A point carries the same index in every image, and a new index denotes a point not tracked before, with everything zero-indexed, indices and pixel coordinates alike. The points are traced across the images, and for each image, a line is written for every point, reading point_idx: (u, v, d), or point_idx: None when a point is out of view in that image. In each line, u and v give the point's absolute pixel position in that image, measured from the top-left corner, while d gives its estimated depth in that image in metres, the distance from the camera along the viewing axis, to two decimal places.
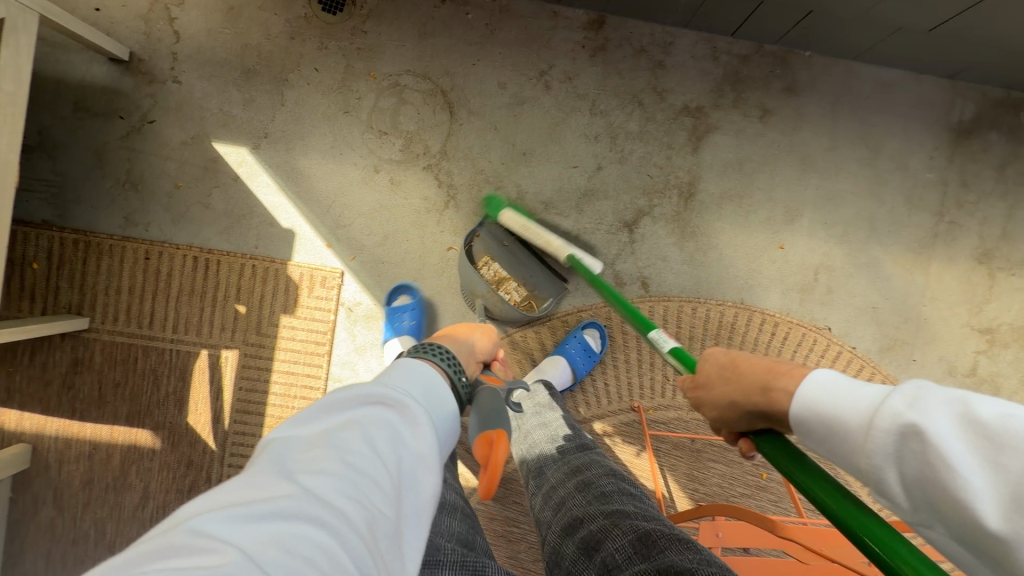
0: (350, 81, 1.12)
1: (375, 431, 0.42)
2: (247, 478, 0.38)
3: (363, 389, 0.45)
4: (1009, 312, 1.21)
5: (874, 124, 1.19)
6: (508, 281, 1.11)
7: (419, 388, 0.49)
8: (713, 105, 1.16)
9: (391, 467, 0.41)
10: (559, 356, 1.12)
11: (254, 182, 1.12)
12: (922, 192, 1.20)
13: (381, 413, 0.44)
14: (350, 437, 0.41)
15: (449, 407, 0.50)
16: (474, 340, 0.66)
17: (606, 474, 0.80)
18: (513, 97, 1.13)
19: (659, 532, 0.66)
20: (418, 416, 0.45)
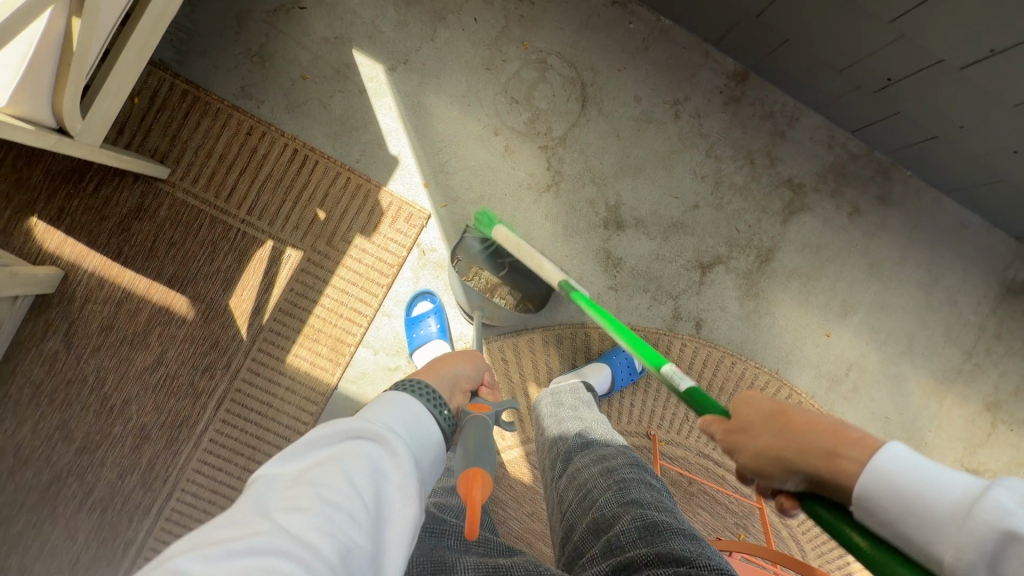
0: (502, 43, 1.15)
1: (355, 468, 0.42)
2: (228, 515, 0.38)
3: (346, 422, 0.45)
4: (997, 462, 1.28)
5: (942, 255, 1.27)
6: (496, 291, 1.17)
7: (402, 416, 0.49)
8: (813, 187, 1.23)
9: (367, 503, 0.41)
10: (604, 364, 1.15)
11: (378, 101, 1.13)
12: (961, 330, 1.29)
13: (360, 449, 0.44)
14: (329, 473, 0.41)
15: (431, 440, 0.49)
16: (461, 367, 0.63)
17: (627, 458, 0.65)
18: (643, 114, 1.18)
19: (670, 520, 0.53)
20: (401, 447, 0.46)
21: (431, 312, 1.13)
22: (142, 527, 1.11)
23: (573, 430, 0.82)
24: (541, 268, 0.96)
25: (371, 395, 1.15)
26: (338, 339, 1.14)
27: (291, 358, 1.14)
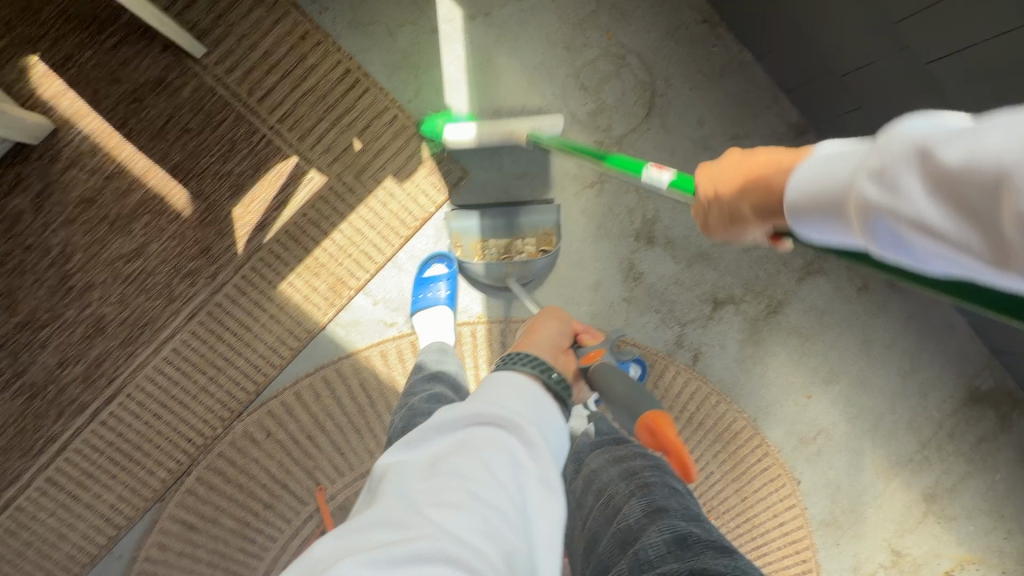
0: (587, 26, 1.11)
1: (489, 458, 0.46)
2: (384, 511, 0.43)
3: (472, 415, 0.50)
4: (919, 548, 1.36)
5: (924, 348, 1.34)
6: (519, 242, 1.11)
7: (523, 400, 0.53)
8: (834, 255, 1.27)
9: (511, 488, 0.45)
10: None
11: (447, 45, 1.06)
12: (922, 422, 1.36)
13: (494, 441, 0.48)
14: (465, 463, 0.46)
15: (552, 422, 0.54)
16: (552, 330, 0.69)
17: (642, 456, 0.69)
18: (701, 138, 1.17)
19: (699, 535, 0.57)
20: (526, 435, 0.50)
21: (444, 276, 1.08)
22: (71, 425, 1.00)
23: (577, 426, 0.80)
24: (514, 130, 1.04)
25: (358, 345, 1.09)
26: (340, 279, 1.07)
27: (284, 286, 1.05)
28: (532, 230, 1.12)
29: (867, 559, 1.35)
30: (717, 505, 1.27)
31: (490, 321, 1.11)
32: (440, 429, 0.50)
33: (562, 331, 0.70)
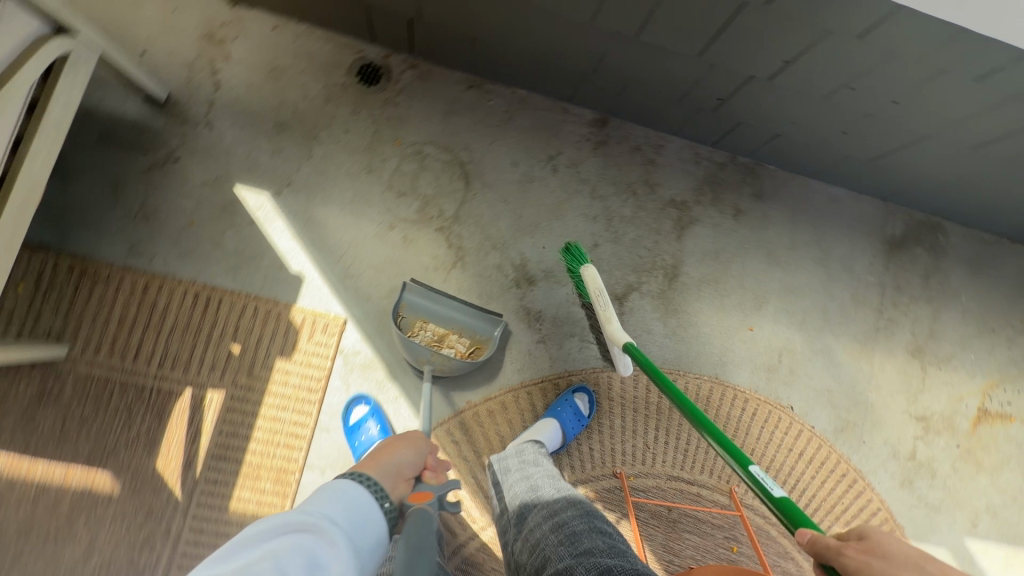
0: (376, 145, 1.21)
1: (288, 558, 0.51)
2: None
3: (284, 521, 0.55)
4: (938, 403, 1.39)
5: (825, 230, 1.39)
6: (447, 337, 1.15)
7: (337, 516, 0.60)
8: (695, 201, 1.33)
9: None
10: (552, 419, 1.15)
11: (269, 226, 1.16)
12: (865, 291, 1.39)
13: (299, 538, 0.54)
14: (264, 565, 0.49)
15: (361, 516, 0.62)
16: (403, 456, 0.77)
17: (573, 509, 0.81)
18: (524, 176, 1.26)
19: (618, 567, 0.69)
20: (330, 544, 0.55)
21: (369, 414, 1.11)
22: None
23: (521, 492, 0.90)
24: (609, 322, 1.05)
25: None
26: (281, 469, 1.10)
27: (234, 504, 1.07)
28: (462, 330, 1.16)
29: (901, 440, 1.36)
30: (731, 469, 1.27)
31: (433, 429, 1.15)
32: (246, 537, 0.53)
33: (411, 463, 0.78)
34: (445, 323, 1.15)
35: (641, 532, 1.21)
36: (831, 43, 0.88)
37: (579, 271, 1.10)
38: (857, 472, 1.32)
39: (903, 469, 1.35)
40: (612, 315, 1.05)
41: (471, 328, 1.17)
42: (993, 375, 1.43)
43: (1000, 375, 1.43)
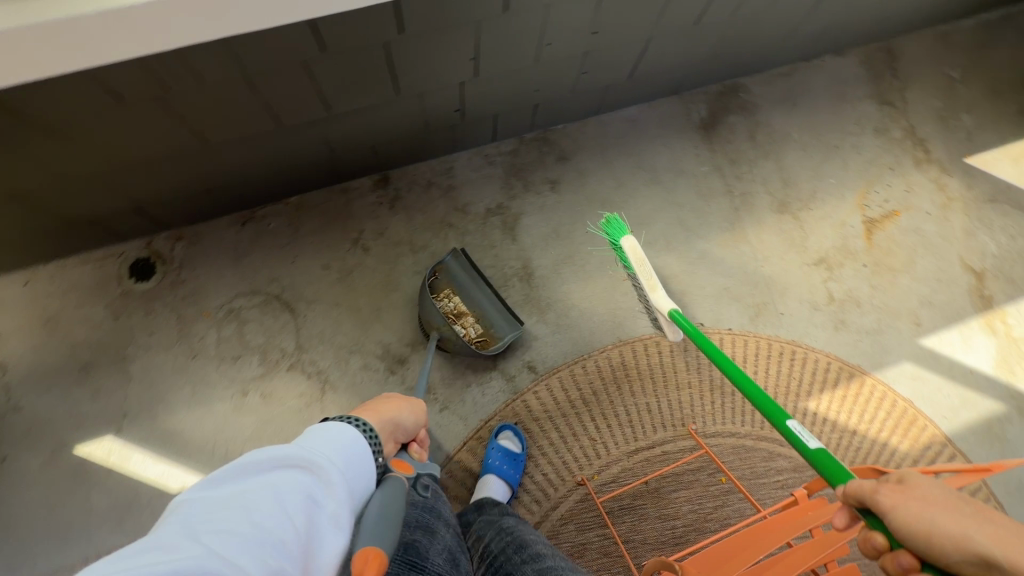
0: (187, 329, 1.16)
1: (290, 497, 0.48)
2: (153, 536, 0.40)
3: (293, 452, 0.51)
4: (826, 239, 1.40)
5: (640, 150, 1.37)
6: (466, 316, 1.20)
7: (343, 450, 0.57)
8: (509, 198, 1.31)
9: (301, 528, 0.47)
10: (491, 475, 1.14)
11: (129, 463, 1.09)
12: (706, 182, 1.38)
13: (297, 479, 0.50)
14: (265, 501, 0.46)
15: (362, 467, 0.58)
16: (402, 419, 0.79)
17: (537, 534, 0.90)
18: (341, 271, 1.23)
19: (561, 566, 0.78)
20: (331, 484, 0.52)
21: None
22: None
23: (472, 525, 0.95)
24: (652, 288, 1.04)
25: None
26: None
27: None
28: (483, 316, 1.21)
29: (813, 291, 1.37)
30: (679, 413, 1.26)
31: None
32: (250, 462, 0.48)
33: (409, 427, 0.81)
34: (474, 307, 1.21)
35: (631, 520, 1.20)
36: (494, 27, 0.87)
37: (619, 242, 1.09)
38: (790, 343, 1.33)
39: (829, 316, 1.36)
40: (657, 283, 1.05)
41: (496, 326, 1.21)
42: (860, 185, 1.44)
43: (866, 182, 1.44)
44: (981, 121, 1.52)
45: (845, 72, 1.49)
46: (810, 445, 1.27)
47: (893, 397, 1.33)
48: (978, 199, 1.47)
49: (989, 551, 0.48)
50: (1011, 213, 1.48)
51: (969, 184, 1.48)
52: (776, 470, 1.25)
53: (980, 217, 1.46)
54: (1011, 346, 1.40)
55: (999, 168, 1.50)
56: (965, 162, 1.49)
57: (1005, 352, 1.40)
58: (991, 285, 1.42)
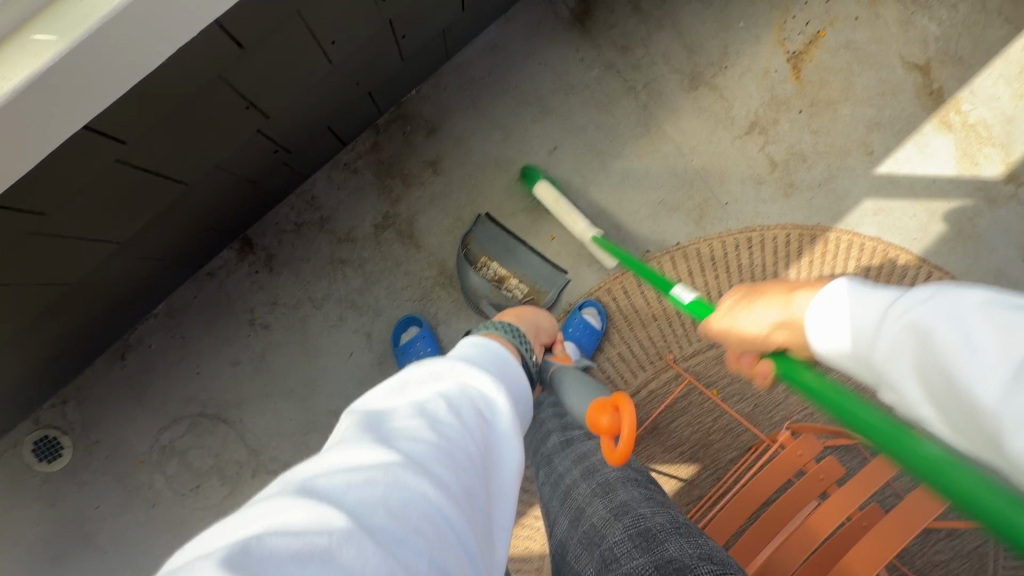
0: (130, 484, 1.07)
1: (461, 406, 0.46)
2: (348, 443, 0.40)
3: (447, 362, 0.51)
4: (752, 99, 1.21)
5: (516, 81, 1.14)
6: (510, 279, 1.13)
7: (494, 358, 0.58)
8: (393, 202, 1.12)
9: (478, 437, 0.45)
10: (568, 341, 1.12)
11: None
12: (603, 87, 1.16)
13: (465, 391, 0.48)
14: (441, 410, 0.45)
15: (516, 382, 0.58)
16: (542, 324, 0.90)
17: (624, 481, 0.72)
18: (255, 359, 1.10)
19: (659, 523, 0.66)
20: (499, 387, 0.51)
21: None
22: None
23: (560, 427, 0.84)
24: (578, 225, 1.08)
25: None
26: None
27: None
28: (525, 275, 1.14)
29: (753, 165, 1.23)
30: (653, 347, 1.21)
31: None
32: (414, 376, 0.49)
33: (548, 330, 0.93)
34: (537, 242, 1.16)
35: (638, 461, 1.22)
36: (249, 59, 0.64)
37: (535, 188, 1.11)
38: (744, 229, 1.23)
39: (776, 186, 1.23)
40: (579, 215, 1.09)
41: (540, 281, 1.16)
42: (775, 16, 1.21)
43: (779, 9, 1.21)
44: None
45: None
46: None
47: (860, 241, 1.26)
48: None
49: (769, 314, 0.57)
50: None
51: None
52: None
53: None
54: (970, 135, 1.29)
55: None
56: None
57: (965, 145, 1.29)
58: (938, 76, 1.27)
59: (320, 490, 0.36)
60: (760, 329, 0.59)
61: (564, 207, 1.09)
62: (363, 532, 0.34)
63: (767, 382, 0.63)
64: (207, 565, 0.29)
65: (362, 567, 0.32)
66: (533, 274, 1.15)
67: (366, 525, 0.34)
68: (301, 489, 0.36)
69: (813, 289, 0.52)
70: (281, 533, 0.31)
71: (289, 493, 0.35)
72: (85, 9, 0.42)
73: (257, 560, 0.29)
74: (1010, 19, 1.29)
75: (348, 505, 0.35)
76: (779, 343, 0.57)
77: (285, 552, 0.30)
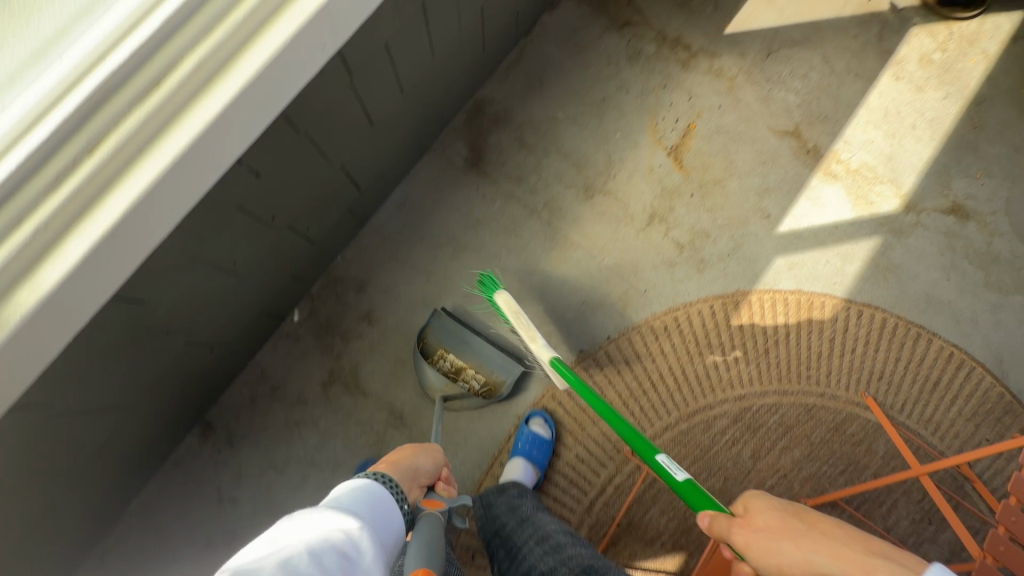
0: None
1: (326, 549, 0.57)
2: None
3: (319, 516, 0.62)
4: (644, 195, 1.33)
5: (428, 227, 1.27)
6: (466, 369, 1.19)
7: (366, 501, 0.70)
8: (336, 358, 1.21)
9: (342, 575, 0.56)
10: (517, 458, 1.17)
11: None
12: (507, 215, 1.29)
13: (330, 538, 0.59)
14: (302, 561, 0.55)
15: (386, 520, 0.71)
16: (419, 464, 0.91)
17: (571, 544, 0.88)
18: (226, 535, 1.14)
19: (601, 566, 0.84)
20: (364, 532, 0.63)
21: None
22: None
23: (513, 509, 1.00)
24: (532, 335, 1.06)
25: None
26: None
27: None
28: (483, 365, 1.20)
29: (662, 251, 1.32)
30: (611, 443, 1.23)
31: None
32: (282, 537, 0.58)
33: (431, 469, 0.94)
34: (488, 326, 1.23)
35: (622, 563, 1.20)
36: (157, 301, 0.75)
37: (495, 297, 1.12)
38: (669, 311, 1.30)
39: (687, 265, 1.32)
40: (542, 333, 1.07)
41: (496, 370, 1.21)
42: (646, 121, 1.36)
43: (649, 115, 1.36)
44: None
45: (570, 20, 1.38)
46: (734, 392, 1.29)
47: (783, 297, 1.33)
48: (757, 61, 1.41)
49: (829, 567, 0.63)
50: (792, 55, 1.43)
51: (741, 53, 1.41)
52: (720, 430, 1.27)
53: (767, 78, 1.41)
54: (857, 180, 1.39)
55: (759, 19, 1.43)
56: (725, 34, 1.41)
57: (855, 189, 1.38)
58: (809, 136, 1.39)
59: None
60: (805, 573, 0.65)
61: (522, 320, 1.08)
62: None
63: None
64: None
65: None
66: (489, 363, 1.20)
67: None
68: None
69: (883, 566, 0.60)
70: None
71: None
72: (127, 189, 0.54)
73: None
74: (860, 75, 1.43)
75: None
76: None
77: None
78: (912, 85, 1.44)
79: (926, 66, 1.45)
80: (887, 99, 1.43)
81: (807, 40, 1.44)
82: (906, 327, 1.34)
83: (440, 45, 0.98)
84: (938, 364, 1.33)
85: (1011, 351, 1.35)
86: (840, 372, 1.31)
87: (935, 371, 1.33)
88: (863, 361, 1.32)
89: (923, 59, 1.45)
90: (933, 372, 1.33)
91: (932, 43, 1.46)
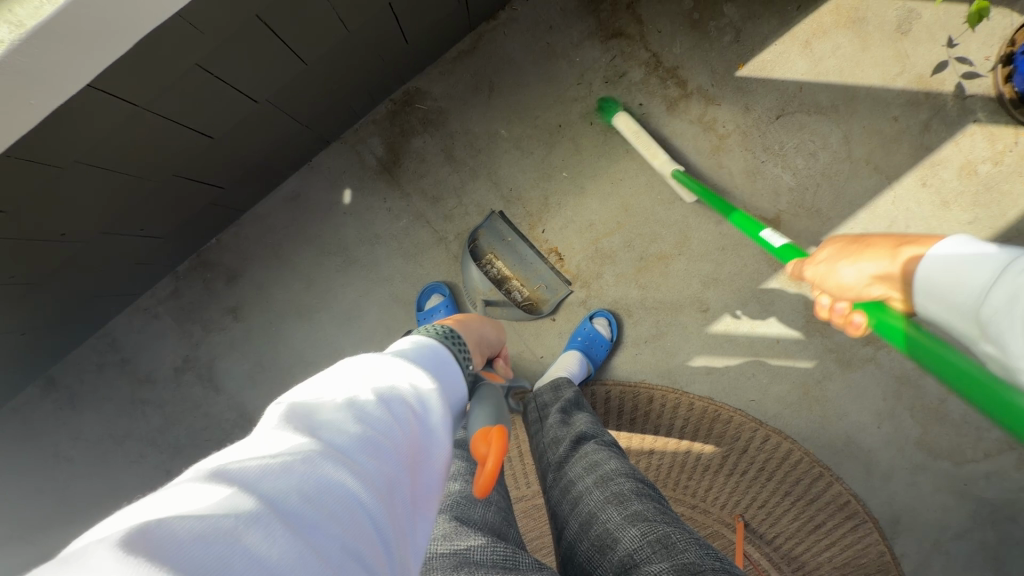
0: None
1: (396, 399, 0.43)
2: (264, 433, 0.36)
3: (390, 355, 0.48)
4: (573, 252, 1.15)
5: (319, 231, 1.13)
6: (513, 280, 1.14)
7: (434, 357, 0.54)
8: (194, 346, 1.14)
9: (411, 430, 0.42)
10: (573, 350, 1.13)
11: None
12: (411, 238, 1.14)
13: (402, 386, 0.45)
14: (371, 403, 0.41)
15: (456, 385, 0.55)
16: (485, 333, 0.75)
17: (637, 494, 0.75)
18: (56, 488, 1.15)
19: (677, 534, 0.68)
20: (437, 388, 0.48)
21: None
22: None
23: (564, 436, 0.91)
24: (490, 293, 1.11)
25: None
26: None
27: None
28: (530, 279, 1.14)
29: (573, 318, 1.17)
30: None
31: None
32: (352, 368, 0.45)
33: (492, 338, 0.77)
34: (517, 272, 1.13)
35: None
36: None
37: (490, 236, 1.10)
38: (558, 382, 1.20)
39: None
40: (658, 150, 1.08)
41: (543, 285, 1.15)
42: (601, 165, 1.14)
43: (606, 158, 1.14)
44: (749, 8, 1.13)
45: (548, 13, 1.11)
46: None
47: (689, 400, 1.19)
48: (762, 121, 1.15)
49: (876, 267, 0.64)
50: (807, 123, 1.16)
51: (745, 105, 1.14)
52: None
53: (765, 146, 1.15)
54: None
55: (784, 67, 1.14)
56: (735, 77, 1.14)
57: (816, 304, 1.19)
58: (788, 229, 1.17)
59: (234, 477, 0.32)
60: (860, 272, 0.68)
61: (506, 253, 1.13)
62: (272, 517, 0.30)
63: (858, 332, 0.71)
64: (98, 549, 0.25)
65: (268, 553, 0.29)
66: (536, 277, 1.14)
67: (273, 513, 0.31)
68: (211, 474, 0.32)
69: (909, 241, 0.59)
70: (184, 519, 0.28)
71: (192, 481, 0.31)
72: None
73: (157, 541, 0.26)
74: (880, 169, 1.17)
75: (260, 494, 0.31)
76: (875, 294, 0.66)
77: (186, 536, 0.27)
78: (940, 198, 1.18)
79: (966, 177, 1.17)
80: (901, 207, 1.18)
81: (834, 109, 1.16)
82: (810, 464, 1.19)
83: (316, 49, 0.77)
84: (829, 510, 1.19)
85: (915, 516, 1.20)
86: (721, 490, 1.18)
87: (822, 515, 1.18)
88: (752, 487, 1.18)
89: (965, 168, 1.17)
90: (820, 515, 1.18)
91: (987, 150, 1.17)
